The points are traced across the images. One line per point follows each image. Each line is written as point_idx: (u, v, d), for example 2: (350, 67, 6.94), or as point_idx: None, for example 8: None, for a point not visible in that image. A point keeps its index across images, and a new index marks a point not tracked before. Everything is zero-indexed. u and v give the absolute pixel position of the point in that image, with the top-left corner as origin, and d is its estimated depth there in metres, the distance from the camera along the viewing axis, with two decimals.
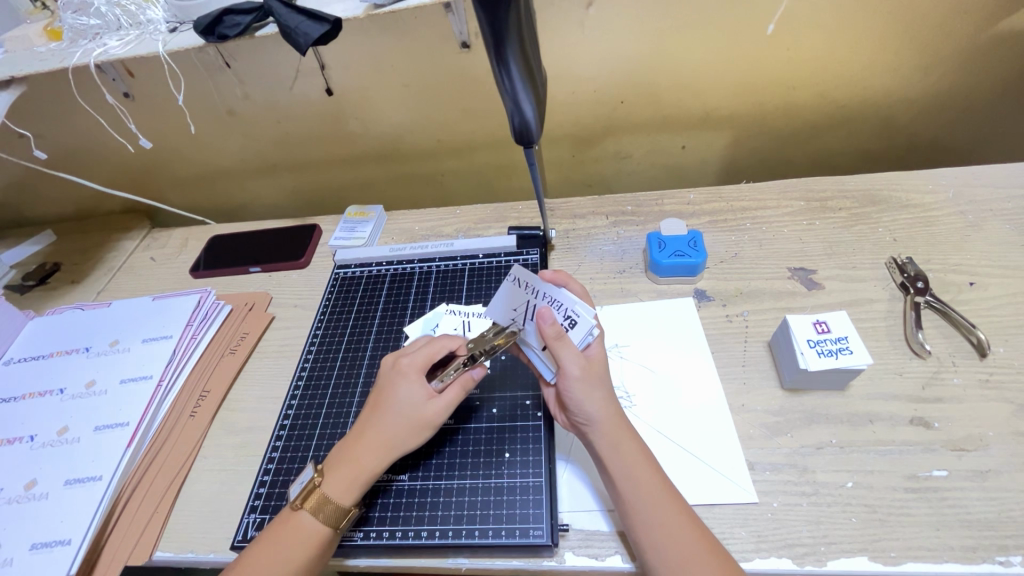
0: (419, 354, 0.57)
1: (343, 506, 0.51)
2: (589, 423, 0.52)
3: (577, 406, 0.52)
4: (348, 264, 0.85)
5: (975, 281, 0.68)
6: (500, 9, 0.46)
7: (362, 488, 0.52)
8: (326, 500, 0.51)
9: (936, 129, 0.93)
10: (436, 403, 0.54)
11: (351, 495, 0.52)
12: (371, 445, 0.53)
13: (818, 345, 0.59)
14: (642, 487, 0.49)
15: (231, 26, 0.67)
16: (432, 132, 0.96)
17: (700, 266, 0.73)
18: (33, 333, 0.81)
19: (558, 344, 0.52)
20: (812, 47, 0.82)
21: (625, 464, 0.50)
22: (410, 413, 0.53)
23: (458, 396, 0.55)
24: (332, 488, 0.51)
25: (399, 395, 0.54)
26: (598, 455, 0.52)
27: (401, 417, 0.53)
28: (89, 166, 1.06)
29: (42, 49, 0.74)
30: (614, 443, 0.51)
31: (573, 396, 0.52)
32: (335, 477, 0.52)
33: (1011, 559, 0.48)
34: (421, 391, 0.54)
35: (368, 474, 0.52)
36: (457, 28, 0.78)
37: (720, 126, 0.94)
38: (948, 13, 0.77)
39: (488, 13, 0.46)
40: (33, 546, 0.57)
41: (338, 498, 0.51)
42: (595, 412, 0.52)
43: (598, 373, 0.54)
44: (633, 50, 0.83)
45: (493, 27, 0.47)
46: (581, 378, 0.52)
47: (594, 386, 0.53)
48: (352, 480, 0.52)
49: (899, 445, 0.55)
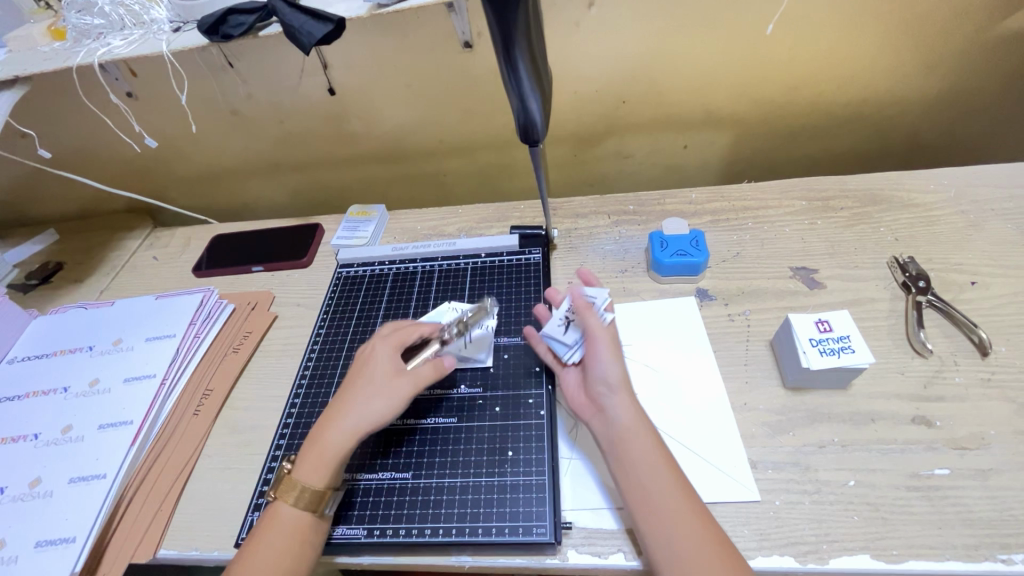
0: (391, 338, 0.62)
1: (309, 487, 0.52)
2: (609, 394, 0.54)
3: (600, 373, 0.55)
4: (351, 263, 0.85)
5: (977, 280, 0.68)
6: (509, 5, 0.46)
7: (330, 467, 0.53)
8: (295, 485, 0.52)
9: (938, 129, 0.93)
10: (403, 378, 0.57)
11: (317, 475, 0.52)
12: (339, 424, 0.54)
13: (821, 344, 0.59)
14: (655, 467, 0.50)
15: (235, 25, 0.67)
16: (434, 132, 0.96)
17: (701, 265, 0.73)
18: (37, 332, 0.81)
19: (586, 313, 0.59)
20: (813, 47, 0.82)
21: (640, 443, 0.51)
22: (380, 385, 0.57)
23: (431, 374, 0.59)
24: (299, 472, 0.52)
25: (369, 370, 0.58)
26: (617, 429, 0.53)
27: (370, 391, 0.56)
28: (92, 165, 1.06)
29: (46, 48, 0.74)
30: (632, 422, 0.53)
31: (600, 365, 0.55)
32: (303, 462, 0.53)
33: (1013, 557, 0.48)
34: (388, 367, 0.58)
35: (334, 451, 0.53)
36: (460, 28, 0.78)
37: (722, 126, 0.94)
38: (949, 13, 0.77)
39: (497, 10, 0.46)
40: (37, 544, 0.57)
41: (307, 479, 0.52)
42: (616, 385, 0.54)
43: (619, 350, 0.58)
44: (635, 49, 0.83)
45: (502, 25, 0.47)
46: (606, 346, 0.56)
47: (615, 361, 0.56)
48: (318, 459, 0.53)
49: (901, 443, 0.56)
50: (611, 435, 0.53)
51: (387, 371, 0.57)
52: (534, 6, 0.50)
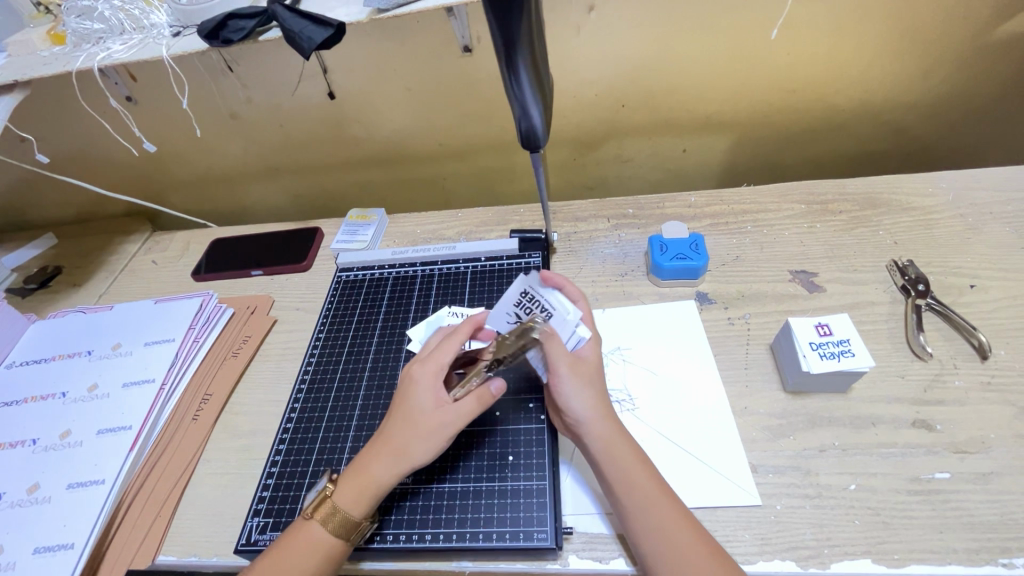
0: (434, 361, 0.56)
1: (352, 516, 0.51)
2: (580, 421, 0.53)
3: (567, 404, 0.54)
4: (351, 267, 0.85)
5: (976, 283, 0.69)
6: (512, 12, 0.46)
7: (372, 500, 0.52)
8: (335, 510, 0.51)
9: (936, 133, 0.93)
10: (446, 414, 0.53)
11: (360, 507, 0.51)
12: (383, 459, 0.52)
13: (821, 348, 0.59)
14: (635, 485, 0.50)
15: (235, 30, 0.67)
16: (433, 136, 0.96)
17: (701, 269, 0.73)
18: (36, 336, 0.81)
19: (547, 342, 0.55)
20: (812, 51, 0.83)
21: (619, 463, 0.51)
22: (423, 422, 0.53)
23: (475, 408, 0.54)
24: (343, 497, 0.52)
25: (410, 402, 0.54)
26: (591, 454, 0.53)
27: (412, 429, 0.53)
28: (91, 169, 1.06)
29: (46, 53, 0.74)
30: (608, 444, 0.52)
31: (566, 394, 0.54)
32: (348, 488, 0.52)
33: (1014, 560, 0.48)
34: (431, 401, 0.54)
35: (378, 486, 0.52)
36: (460, 32, 0.79)
37: (721, 130, 0.95)
38: (947, 17, 0.78)
39: (500, 18, 0.46)
40: (36, 550, 0.57)
41: (348, 507, 0.51)
42: (585, 410, 0.53)
43: (590, 372, 0.56)
44: (634, 54, 0.83)
45: (504, 31, 0.47)
46: (570, 375, 0.54)
47: (586, 387, 0.54)
48: (362, 491, 0.52)
49: (902, 447, 0.56)
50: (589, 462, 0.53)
51: (431, 405, 0.53)
52: (536, 13, 0.50)
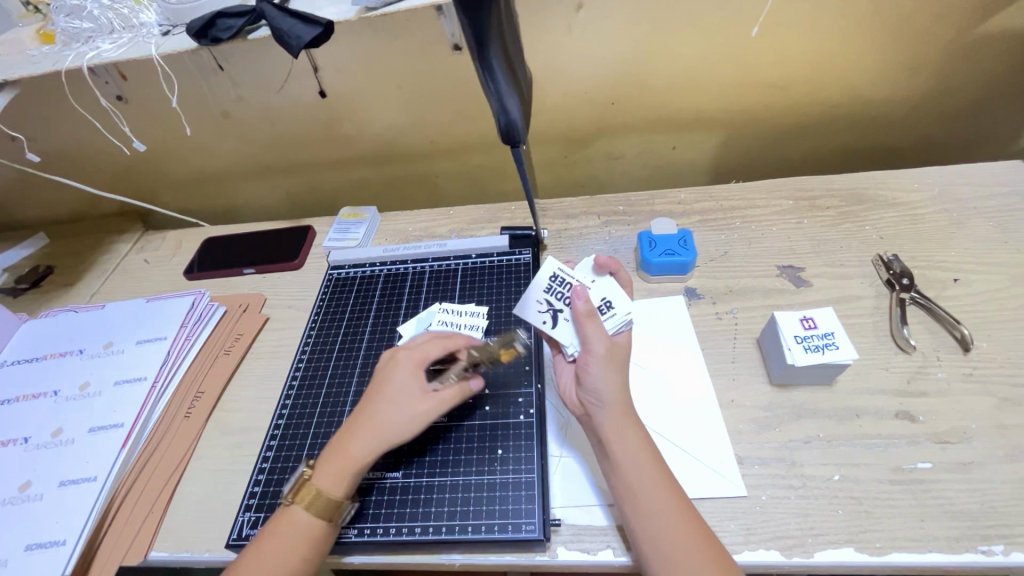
0: (418, 350, 0.58)
1: (331, 497, 0.51)
2: (601, 401, 0.53)
3: (593, 385, 0.54)
4: (342, 265, 0.86)
5: (959, 277, 0.70)
6: (480, 5, 0.47)
7: (352, 479, 0.52)
8: (315, 493, 0.51)
9: (921, 129, 0.94)
10: (429, 399, 0.55)
11: (339, 487, 0.52)
12: (362, 435, 0.53)
13: (805, 341, 0.60)
14: (644, 470, 0.50)
15: (224, 29, 0.67)
16: (425, 134, 0.97)
17: (690, 264, 0.74)
18: (27, 335, 0.81)
19: (586, 321, 0.56)
20: (798, 49, 0.84)
21: (631, 448, 0.51)
22: (405, 403, 0.54)
23: (455, 397, 0.56)
24: (320, 479, 0.52)
25: (392, 384, 0.55)
26: (603, 435, 0.53)
27: (394, 409, 0.54)
28: (82, 169, 1.06)
29: (35, 52, 0.74)
30: (620, 428, 0.52)
31: (594, 374, 0.54)
32: (326, 470, 0.52)
33: (994, 548, 0.49)
34: (413, 386, 0.55)
35: (358, 462, 0.52)
36: (450, 31, 0.79)
37: (710, 127, 0.95)
38: (931, 14, 0.79)
39: (469, 13, 0.47)
40: (27, 547, 0.57)
41: (327, 488, 0.52)
42: (610, 390, 0.53)
43: (620, 359, 0.56)
44: (622, 52, 0.84)
45: (475, 25, 0.48)
46: (604, 358, 0.54)
47: (614, 371, 0.54)
48: (342, 469, 0.52)
49: (885, 438, 0.56)
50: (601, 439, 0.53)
51: (413, 390, 0.55)
52: (504, 8, 0.51)
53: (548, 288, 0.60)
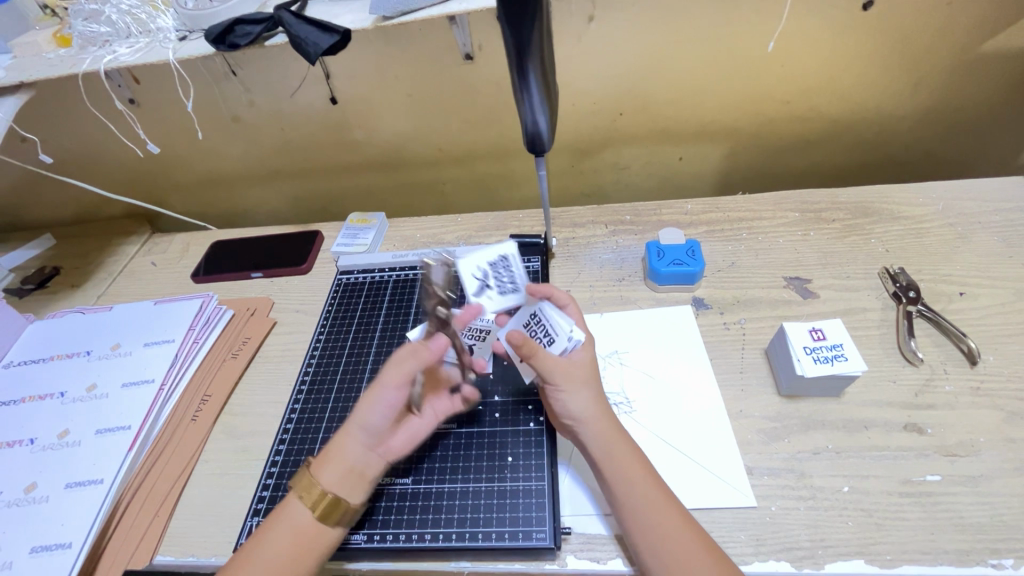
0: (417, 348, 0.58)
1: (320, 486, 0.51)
2: (577, 422, 0.55)
3: (567, 407, 0.55)
4: (350, 270, 0.86)
5: (965, 291, 0.70)
6: (524, 19, 0.47)
7: (335, 466, 0.52)
8: (305, 480, 0.52)
9: (925, 144, 0.96)
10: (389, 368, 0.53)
11: (325, 474, 0.52)
12: (343, 428, 0.54)
13: (814, 352, 0.60)
14: (635, 486, 0.50)
15: (242, 35, 0.68)
16: (434, 142, 0.98)
17: (698, 275, 0.74)
18: (33, 336, 0.81)
19: (531, 357, 0.55)
20: (805, 64, 0.85)
21: (620, 462, 0.52)
22: (381, 382, 0.54)
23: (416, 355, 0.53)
24: (312, 467, 0.53)
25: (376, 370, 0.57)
26: (592, 455, 0.53)
27: (367, 390, 0.54)
28: (91, 171, 1.06)
29: (51, 55, 0.75)
30: (606, 443, 0.53)
31: (562, 397, 0.55)
32: (326, 466, 0.52)
33: (1003, 561, 0.49)
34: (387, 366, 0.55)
35: (344, 455, 0.52)
36: (461, 40, 0.80)
37: (717, 139, 0.96)
38: (936, 32, 0.80)
39: (513, 25, 0.48)
40: (33, 550, 0.57)
41: (315, 475, 0.52)
42: (583, 410, 0.55)
43: (587, 375, 0.56)
44: (632, 63, 0.85)
45: (518, 38, 0.49)
46: (566, 378, 0.55)
47: (583, 390, 0.55)
48: (332, 461, 0.52)
49: (894, 450, 0.57)
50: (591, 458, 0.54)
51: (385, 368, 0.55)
52: (548, 23, 0.51)
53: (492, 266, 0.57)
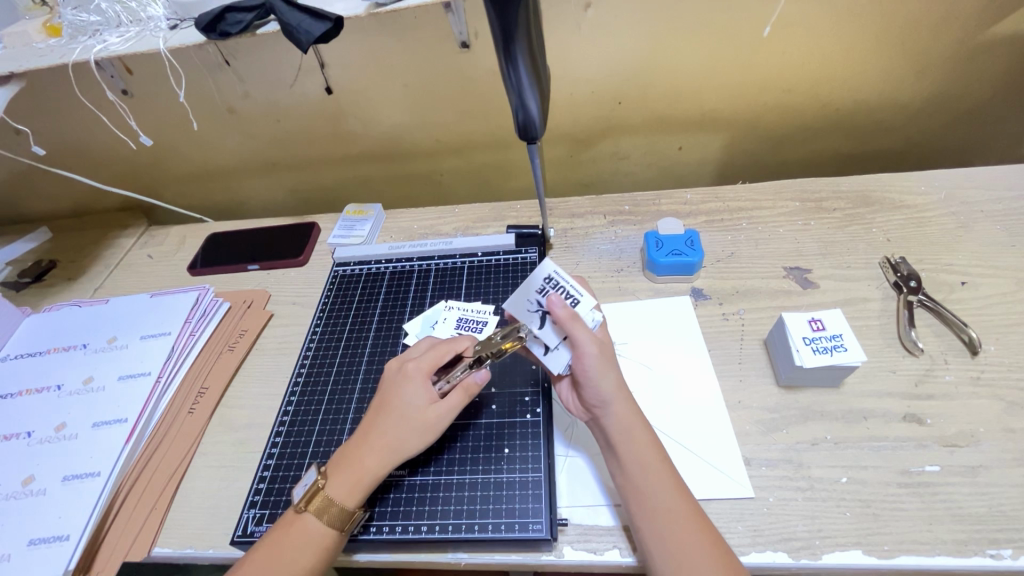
0: (425, 358, 0.57)
1: (347, 508, 0.51)
2: (603, 404, 0.53)
3: (593, 386, 0.53)
4: (347, 261, 0.85)
5: (966, 280, 0.69)
6: (509, 6, 0.46)
7: (366, 490, 0.53)
8: (331, 502, 0.51)
9: (928, 132, 0.94)
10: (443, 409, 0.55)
11: (355, 497, 0.52)
12: (380, 455, 0.53)
13: (813, 343, 0.60)
14: (650, 472, 0.50)
15: (233, 23, 0.67)
16: (431, 132, 0.97)
17: (696, 265, 0.73)
18: (29, 329, 0.81)
19: (572, 325, 0.52)
20: (806, 50, 0.83)
21: (637, 446, 0.51)
22: (417, 418, 0.54)
23: (462, 400, 0.56)
24: (336, 488, 0.52)
25: (405, 399, 0.55)
26: (610, 436, 0.53)
27: (410, 424, 0.54)
28: (86, 163, 1.06)
29: (41, 45, 0.74)
30: (625, 423, 0.52)
31: (592, 378, 0.53)
32: (354, 491, 0.52)
33: (1002, 552, 0.48)
34: (425, 400, 0.55)
35: (372, 477, 0.53)
36: (457, 28, 0.78)
37: (716, 128, 0.95)
38: (940, 17, 0.78)
39: (498, 13, 0.46)
40: (30, 542, 0.57)
41: (342, 499, 0.52)
42: (610, 393, 0.53)
43: (613, 358, 0.55)
44: (630, 51, 0.84)
45: (503, 23, 0.47)
46: (598, 358, 0.53)
47: (610, 371, 0.54)
48: (355, 482, 0.52)
49: (892, 441, 0.56)
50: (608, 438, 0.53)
51: (425, 403, 0.55)
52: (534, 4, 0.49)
53: (540, 291, 0.54)
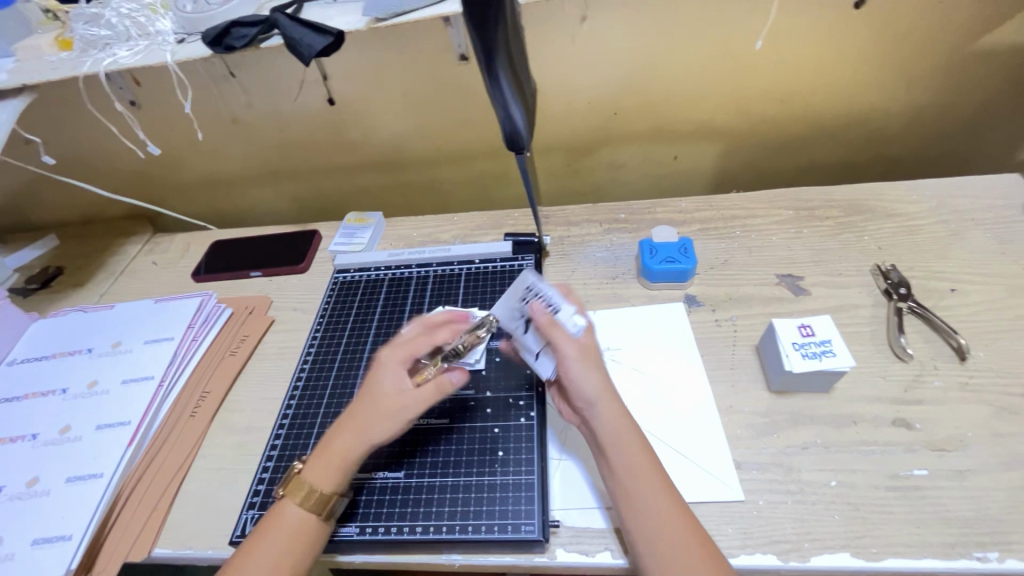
0: (401, 347, 0.58)
1: (320, 492, 0.52)
2: (591, 406, 0.54)
3: (579, 387, 0.55)
4: (347, 268, 0.87)
5: (956, 287, 0.70)
6: (486, 16, 0.49)
7: (340, 474, 0.54)
8: (304, 487, 0.53)
9: (920, 142, 0.96)
10: (409, 400, 0.55)
11: (328, 481, 0.53)
12: (348, 440, 0.54)
13: (803, 348, 0.61)
14: (639, 476, 0.51)
15: (238, 37, 0.69)
16: (430, 141, 0.99)
17: (690, 272, 0.75)
18: (36, 334, 0.82)
19: (551, 330, 0.57)
20: (798, 62, 0.85)
21: (626, 450, 0.52)
22: (385, 406, 0.55)
23: (432, 396, 0.55)
24: (310, 473, 0.53)
25: (376, 386, 0.56)
26: (599, 439, 0.54)
27: (377, 411, 0.55)
28: (94, 172, 1.08)
29: (53, 58, 0.76)
30: (613, 427, 0.53)
31: (576, 378, 0.55)
32: (325, 474, 0.53)
33: (989, 555, 0.49)
34: (393, 389, 0.55)
35: (342, 463, 0.54)
36: (456, 40, 0.81)
37: (711, 138, 0.97)
38: (928, 30, 0.80)
39: (476, 23, 0.49)
40: (34, 542, 0.58)
41: (316, 483, 0.53)
42: (596, 394, 0.54)
43: (597, 361, 0.57)
44: (625, 63, 0.86)
45: (482, 33, 0.50)
46: (580, 359, 0.56)
47: (594, 373, 0.56)
48: (329, 465, 0.54)
49: (882, 445, 0.57)
50: (597, 441, 0.54)
51: (394, 392, 0.55)
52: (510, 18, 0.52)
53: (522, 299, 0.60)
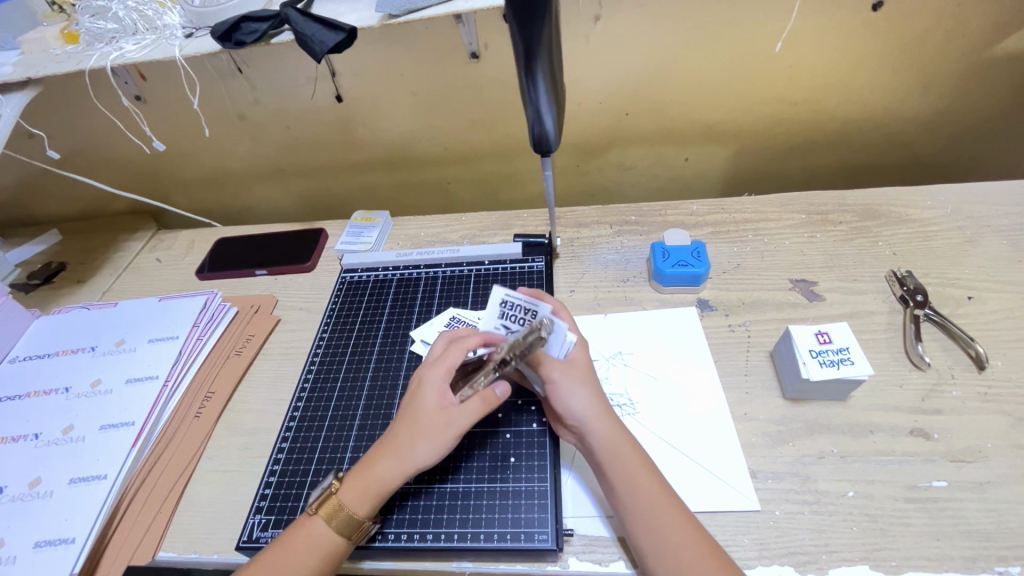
0: (439, 365, 0.57)
1: (356, 516, 0.51)
2: (580, 424, 0.54)
3: (568, 405, 0.55)
4: (354, 268, 0.86)
5: (973, 295, 0.70)
6: (532, 21, 0.46)
7: (376, 499, 0.52)
8: (341, 507, 0.51)
9: (933, 146, 0.95)
10: (455, 417, 0.54)
11: (363, 506, 0.52)
12: (390, 461, 0.53)
13: (820, 356, 0.60)
14: (639, 489, 0.50)
15: (248, 32, 0.68)
16: (439, 140, 0.97)
17: (703, 276, 0.74)
18: (38, 332, 0.81)
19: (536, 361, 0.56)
20: (813, 64, 0.84)
21: (621, 464, 0.52)
22: (431, 424, 0.53)
23: (480, 410, 0.55)
24: (346, 493, 0.52)
25: (419, 406, 0.55)
26: (595, 455, 0.53)
27: (422, 430, 0.53)
28: (97, 167, 1.07)
29: (58, 51, 0.75)
30: (609, 443, 0.53)
31: (563, 397, 0.55)
32: (361, 497, 0.52)
33: (1009, 569, 0.48)
34: (437, 404, 0.54)
35: (381, 486, 0.52)
36: (467, 39, 0.80)
37: (723, 140, 0.96)
38: (947, 34, 0.79)
39: (522, 28, 0.47)
40: (36, 544, 0.57)
41: (351, 505, 0.52)
42: (585, 412, 0.54)
43: (585, 374, 0.57)
44: (638, 64, 0.85)
45: (526, 38, 0.48)
46: (565, 379, 0.56)
47: (583, 389, 0.56)
48: (366, 488, 0.52)
49: (900, 455, 0.56)
50: (592, 457, 0.53)
51: (437, 408, 0.54)
52: (557, 21, 0.50)
53: (500, 316, 0.58)
